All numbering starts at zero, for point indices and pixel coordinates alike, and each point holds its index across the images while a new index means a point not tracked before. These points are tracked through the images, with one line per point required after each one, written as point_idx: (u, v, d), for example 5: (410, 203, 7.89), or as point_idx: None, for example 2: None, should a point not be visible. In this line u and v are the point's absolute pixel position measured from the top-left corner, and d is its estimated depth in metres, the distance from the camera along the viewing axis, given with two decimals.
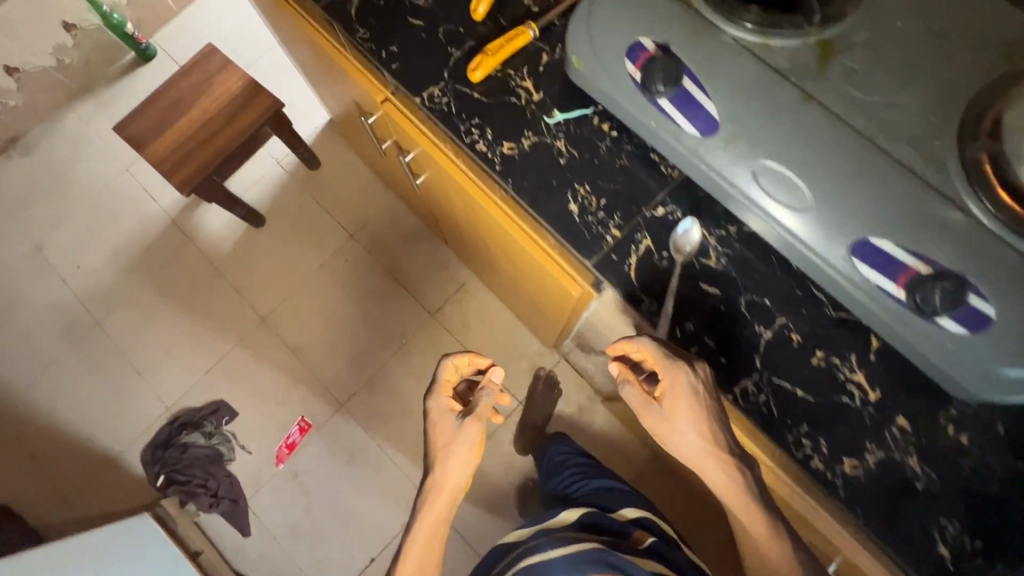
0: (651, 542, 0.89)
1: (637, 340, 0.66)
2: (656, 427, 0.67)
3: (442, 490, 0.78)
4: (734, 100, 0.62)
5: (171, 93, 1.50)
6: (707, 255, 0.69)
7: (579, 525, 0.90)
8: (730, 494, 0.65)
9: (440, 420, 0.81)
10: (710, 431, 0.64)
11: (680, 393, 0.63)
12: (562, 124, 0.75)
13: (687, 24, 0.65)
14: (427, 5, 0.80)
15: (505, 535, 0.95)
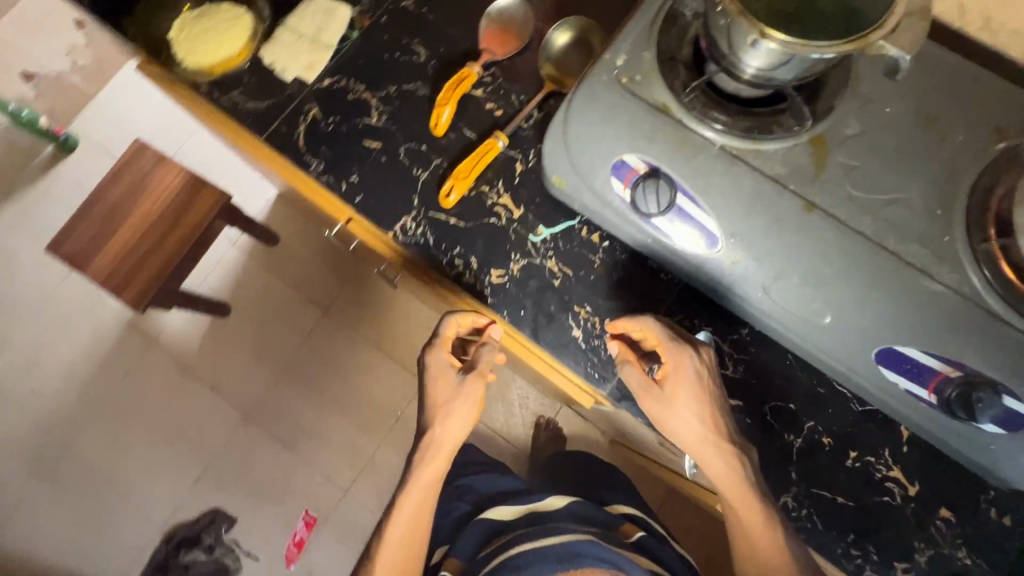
0: (640, 536, 0.85)
1: (642, 319, 0.61)
2: (655, 413, 0.61)
3: (439, 446, 0.68)
4: (734, 216, 0.59)
5: (102, 201, 1.36)
6: (723, 365, 0.66)
7: (568, 510, 0.84)
8: (728, 488, 0.60)
9: (439, 377, 0.68)
10: (710, 415, 0.60)
11: (685, 373, 0.60)
12: (550, 241, 0.70)
13: (673, 135, 0.59)
14: (381, 124, 0.74)
15: (488, 512, 0.88)
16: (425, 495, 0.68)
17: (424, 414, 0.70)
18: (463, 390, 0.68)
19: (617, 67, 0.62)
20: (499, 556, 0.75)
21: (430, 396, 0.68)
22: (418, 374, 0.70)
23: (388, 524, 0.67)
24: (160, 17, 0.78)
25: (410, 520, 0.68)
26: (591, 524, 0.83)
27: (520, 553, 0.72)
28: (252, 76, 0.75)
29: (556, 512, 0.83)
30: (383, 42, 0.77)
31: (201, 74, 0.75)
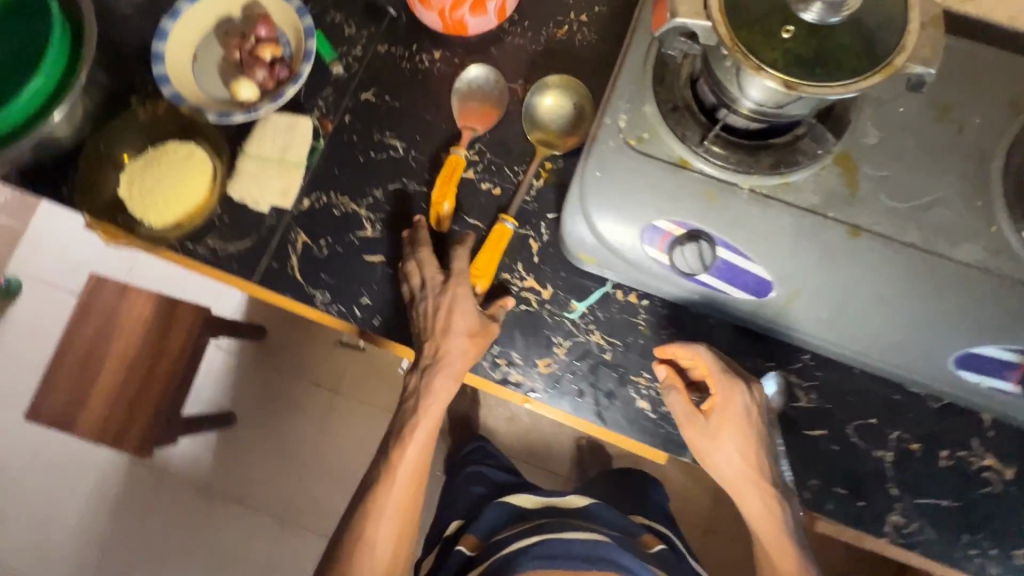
0: (660, 549, 0.85)
1: (695, 347, 0.60)
2: (698, 443, 0.61)
3: (445, 371, 0.63)
4: (781, 258, 0.56)
5: (77, 349, 1.29)
6: (796, 398, 0.64)
7: (590, 510, 0.86)
8: (761, 517, 0.62)
9: (457, 301, 0.63)
10: (752, 452, 0.61)
11: (734, 410, 0.59)
12: (588, 315, 0.66)
13: (698, 189, 0.57)
14: (378, 234, 0.69)
15: (511, 497, 0.91)
16: (428, 432, 0.68)
17: (429, 332, 0.64)
18: (479, 334, 0.63)
19: (622, 129, 0.58)
20: (521, 539, 0.78)
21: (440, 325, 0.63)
22: (424, 298, 0.64)
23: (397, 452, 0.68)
24: (104, 173, 0.70)
25: (423, 441, 0.68)
26: (613, 529, 0.84)
27: (543, 542, 0.75)
28: (224, 217, 0.69)
29: (578, 511, 0.86)
30: (354, 144, 0.71)
31: (170, 229, 0.68)
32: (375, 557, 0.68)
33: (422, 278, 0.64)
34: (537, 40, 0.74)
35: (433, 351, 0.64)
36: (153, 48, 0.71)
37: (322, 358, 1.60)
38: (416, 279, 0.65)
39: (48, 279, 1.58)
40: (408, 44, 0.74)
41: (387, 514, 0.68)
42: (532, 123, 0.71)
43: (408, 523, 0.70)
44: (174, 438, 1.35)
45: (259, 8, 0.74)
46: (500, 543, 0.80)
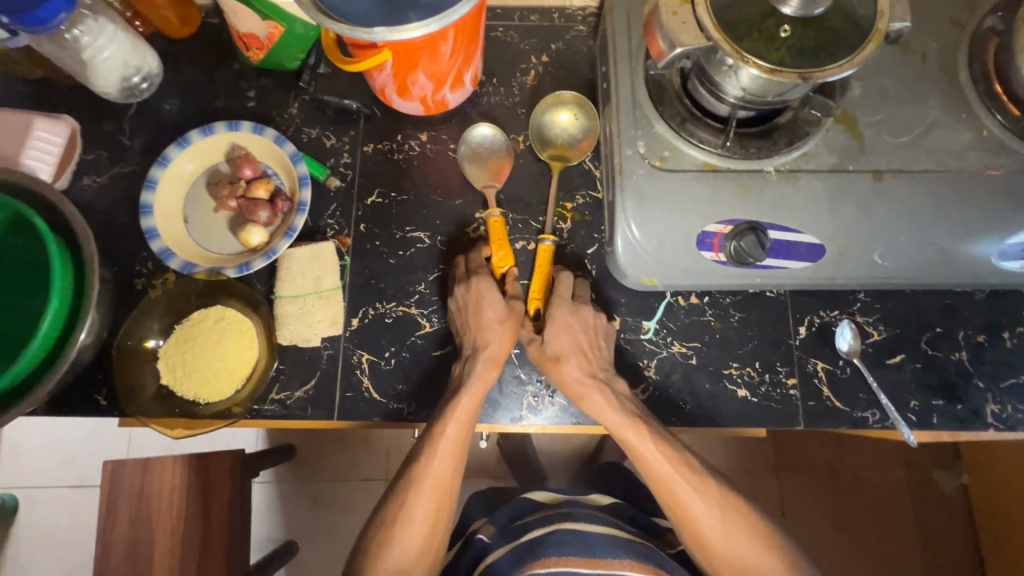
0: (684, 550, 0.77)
1: (562, 274, 0.67)
2: (570, 388, 0.63)
3: (484, 356, 0.63)
4: (825, 221, 0.60)
5: (114, 548, 1.06)
6: (870, 334, 0.68)
7: (617, 507, 0.79)
8: (670, 486, 0.60)
9: (482, 296, 0.64)
10: (581, 350, 0.64)
11: (564, 317, 0.64)
12: (662, 330, 0.68)
13: (733, 185, 0.60)
14: (437, 325, 0.69)
15: (531, 491, 0.80)
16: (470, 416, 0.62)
17: (465, 324, 0.65)
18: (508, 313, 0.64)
19: (644, 155, 0.61)
20: (540, 528, 0.70)
21: (475, 317, 0.64)
22: (455, 290, 0.66)
23: (431, 447, 0.61)
24: (143, 369, 0.67)
25: (459, 427, 0.61)
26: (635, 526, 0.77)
27: (566, 535, 0.67)
28: (282, 364, 0.67)
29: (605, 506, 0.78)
30: (380, 249, 0.71)
31: (239, 390, 0.66)
32: (412, 534, 0.60)
33: (463, 271, 0.68)
34: (512, 92, 0.76)
35: (472, 340, 0.64)
36: (143, 226, 0.68)
37: (353, 459, 1.48)
38: (456, 278, 0.67)
39: (42, 482, 1.39)
40: (392, 136, 0.75)
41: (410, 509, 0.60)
42: (537, 140, 0.73)
43: (440, 515, 0.61)
44: None
45: (236, 151, 0.72)
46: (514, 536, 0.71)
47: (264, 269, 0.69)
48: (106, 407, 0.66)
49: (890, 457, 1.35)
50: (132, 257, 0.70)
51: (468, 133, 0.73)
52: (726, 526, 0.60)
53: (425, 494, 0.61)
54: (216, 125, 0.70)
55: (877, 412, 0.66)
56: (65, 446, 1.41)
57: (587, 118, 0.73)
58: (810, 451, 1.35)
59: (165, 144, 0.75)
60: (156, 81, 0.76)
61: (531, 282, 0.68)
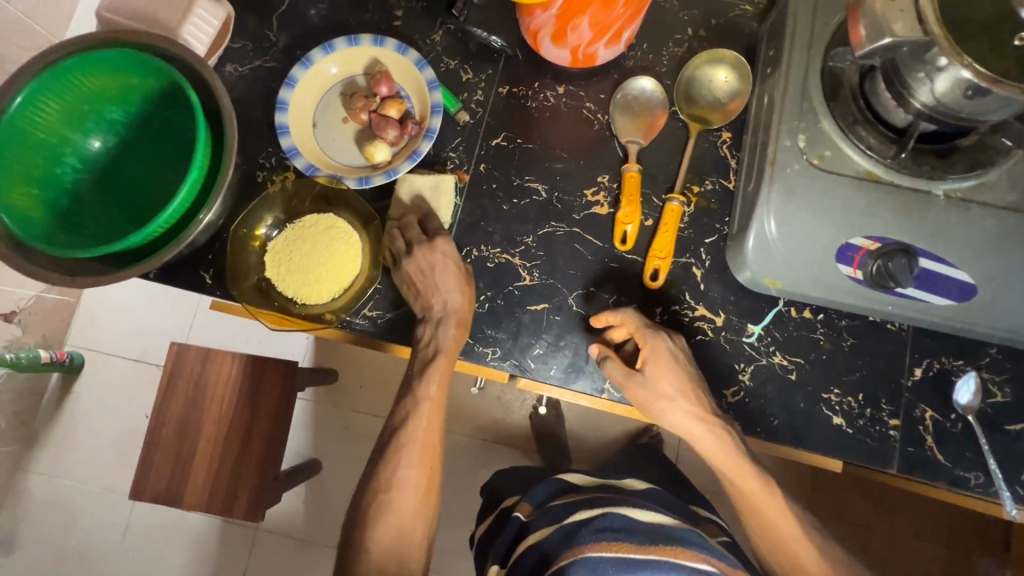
0: (726, 538, 0.76)
1: (621, 313, 0.64)
2: (654, 411, 0.63)
3: (453, 320, 0.64)
4: (987, 261, 0.55)
5: (169, 418, 1.13)
6: (993, 393, 0.63)
7: (654, 495, 0.78)
8: (743, 488, 0.64)
9: (434, 260, 0.64)
10: (691, 387, 0.61)
11: (664, 357, 0.61)
12: (767, 338, 0.65)
13: (893, 202, 0.55)
14: (537, 280, 0.68)
15: (565, 473, 0.80)
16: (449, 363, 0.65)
17: (423, 289, 0.64)
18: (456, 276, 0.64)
19: (803, 150, 0.57)
20: (581, 513, 0.65)
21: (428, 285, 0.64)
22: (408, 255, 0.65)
23: (423, 378, 0.65)
24: (252, 257, 0.69)
25: (439, 375, 0.65)
26: (678, 512, 0.77)
27: (617, 519, 0.63)
28: (380, 285, 0.68)
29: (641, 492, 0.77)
30: (495, 192, 0.70)
31: (335, 298, 0.67)
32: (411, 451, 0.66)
33: (416, 232, 0.66)
34: (660, 61, 0.72)
35: (438, 305, 0.63)
36: (277, 122, 0.69)
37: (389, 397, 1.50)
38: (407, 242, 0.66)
39: (111, 349, 1.49)
40: (528, 82, 0.73)
41: (421, 434, 0.66)
42: (683, 100, 0.70)
43: (433, 440, 0.67)
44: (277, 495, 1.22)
45: (375, 67, 0.72)
46: (560, 509, 0.69)
47: (380, 188, 0.69)
48: (211, 284, 0.68)
49: (934, 528, 1.28)
50: (259, 149, 0.71)
51: (630, 80, 0.70)
52: (791, 530, 0.64)
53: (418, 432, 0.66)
54: (363, 36, 0.70)
55: (981, 475, 0.61)
56: (136, 321, 1.49)
57: (742, 81, 0.69)
58: (850, 505, 1.29)
59: (307, 46, 0.75)
60: None
61: (654, 239, 0.66)
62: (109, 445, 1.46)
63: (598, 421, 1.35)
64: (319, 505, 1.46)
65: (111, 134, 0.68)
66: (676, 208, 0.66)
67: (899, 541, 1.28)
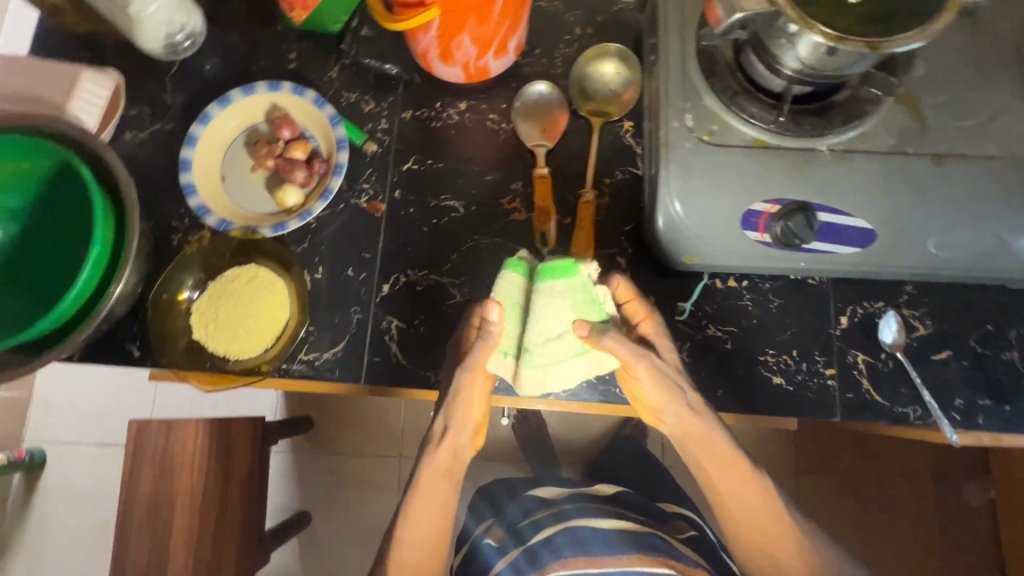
0: (693, 533, 0.77)
1: (614, 281, 0.63)
2: (651, 397, 0.59)
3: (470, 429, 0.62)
4: (880, 205, 0.57)
5: (138, 501, 1.03)
6: (915, 327, 0.66)
7: (620, 497, 0.81)
8: (742, 497, 0.61)
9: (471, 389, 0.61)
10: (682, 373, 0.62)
11: (662, 338, 0.62)
12: (698, 313, 0.67)
13: (784, 163, 0.58)
14: (467, 295, 0.68)
15: (534, 489, 0.83)
16: (471, 424, 0.62)
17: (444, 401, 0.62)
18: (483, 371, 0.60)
19: (692, 128, 0.59)
20: (542, 532, 0.70)
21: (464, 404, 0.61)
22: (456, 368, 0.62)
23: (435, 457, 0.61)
24: (177, 322, 0.68)
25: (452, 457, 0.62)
26: (642, 513, 0.79)
27: (567, 533, 0.67)
28: (312, 326, 0.67)
29: (609, 496, 0.80)
30: (413, 216, 0.70)
31: (268, 349, 0.66)
32: (422, 525, 0.61)
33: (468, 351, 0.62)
34: (555, 64, 0.74)
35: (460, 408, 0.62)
36: (182, 182, 0.68)
37: (368, 437, 1.47)
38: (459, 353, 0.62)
39: (71, 438, 1.43)
40: (430, 103, 0.74)
41: (426, 505, 0.61)
42: (580, 98, 0.72)
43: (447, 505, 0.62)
44: (261, 557, 1.17)
45: (275, 111, 0.72)
46: (529, 529, 0.72)
47: (299, 231, 0.69)
48: (139, 358, 0.66)
49: (917, 464, 1.32)
50: (169, 211, 0.70)
51: (527, 87, 0.72)
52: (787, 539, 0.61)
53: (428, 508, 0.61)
54: (257, 84, 0.70)
55: (919, 408, 0.64)
56: (94, 404, 1.44)
57: (631, 72, 0.71)
58: (833, 456, 1.32)
59: (205, 102, 0.75)
60: (199, 40, 0.76)
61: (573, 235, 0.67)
62: (83, 538, 1.40)
63: (578, 421, 1.35)
64: (315, 557, 1.42)
65: (12, 223, 0.67)
66: (589, 203, 0.68)
67: (887, 482, 1.31)
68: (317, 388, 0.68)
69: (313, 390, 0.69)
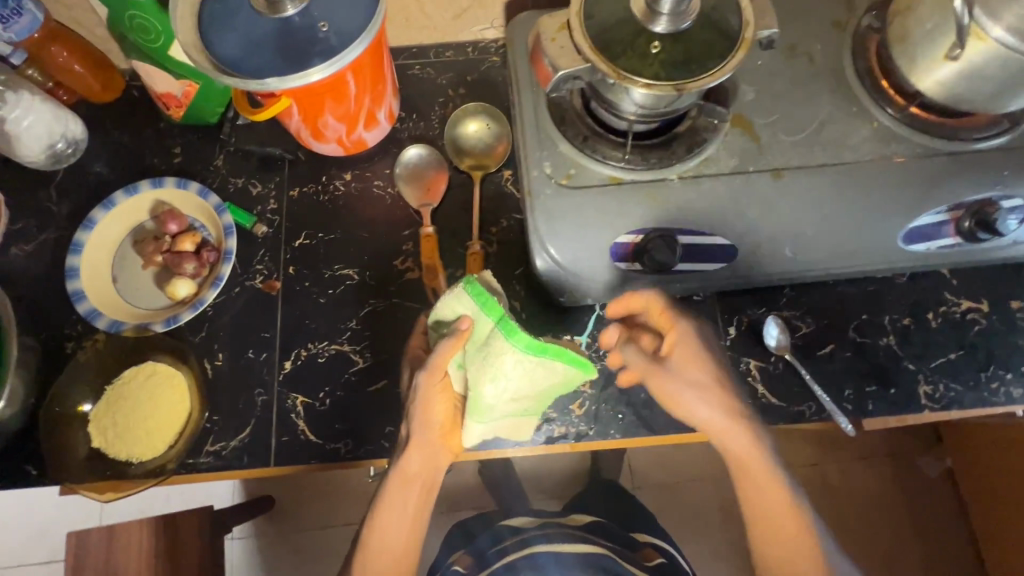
0: (660, 562, 0.82)
1: (647, 296, 0.62)
2: (673, 407, 0.62)
3: (435, 438, 0.61)
4: (732, 223, 0.62)
5: None
6: (798, 327, 0.69)
7: (592, 524, 0.88)
8: (773, 527, 0.61)
9: (429, 398, 0.60)
10: (718, 383, 0.61)
11: (693, 353, 0.61)
12: (594, 344, 0.69)
13: (638, 196, 0.61)
14: (369, 359, 0.69)
15: (507, 519, 0.89)
16: (439, 435, 0.61)
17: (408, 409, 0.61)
18: (441, 371, 0.58)
19: (550, 175, 0.62)
20: (507, 556, 0.81)
21: (425, 413, 0.60)
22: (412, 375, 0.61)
23: (402, 461, 0.62)
24: (76, 432, 0.67)
25: (423, 462, 0.62)
26: (613, 540, 0.85)
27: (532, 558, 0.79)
28: (215, 416, 0.66)
29: (581, 523, 0.87)
30: (309, 289, 0.71)
31: (171, 446, 0.65)
32: (387, 536, 0.62)
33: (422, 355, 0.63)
34: (432, 125, 0.78)
35: (425, 416, 0.60)
36: (69, 290, 0.68)
37: (331, 508, 1.41)
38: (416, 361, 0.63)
39: (10, 560, 1.34)
40: (317, 178, 0.76)
41: (392, 515, 0.62)
42: (458, 154, 0.75)
43: (416, 516, 0.64)
44: None
45: (161, 207, 0.73)
46: (498, 553, 0.82)
47: (195, 321, 0.70)
48: (36, 476, 0.64)
49: (872, 445, 1.34)
50: (60, 320, 0.70)
51: (404, 151, 0.76)
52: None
53: (395, 517, 0.62)
54: (139, 184, 0.72)
55: (813, 404, 0.67)
56: (32, 520, 1.36)
57: (501, 126, 0.76)
58: (792, 450, 1.34)
59: (91, 206, 0.75)
60: (81, 146, 0.77)
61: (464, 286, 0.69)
62: None
63: (541, 458, 1.33)
64: None
65: None
66: (477, 253, 0.70)
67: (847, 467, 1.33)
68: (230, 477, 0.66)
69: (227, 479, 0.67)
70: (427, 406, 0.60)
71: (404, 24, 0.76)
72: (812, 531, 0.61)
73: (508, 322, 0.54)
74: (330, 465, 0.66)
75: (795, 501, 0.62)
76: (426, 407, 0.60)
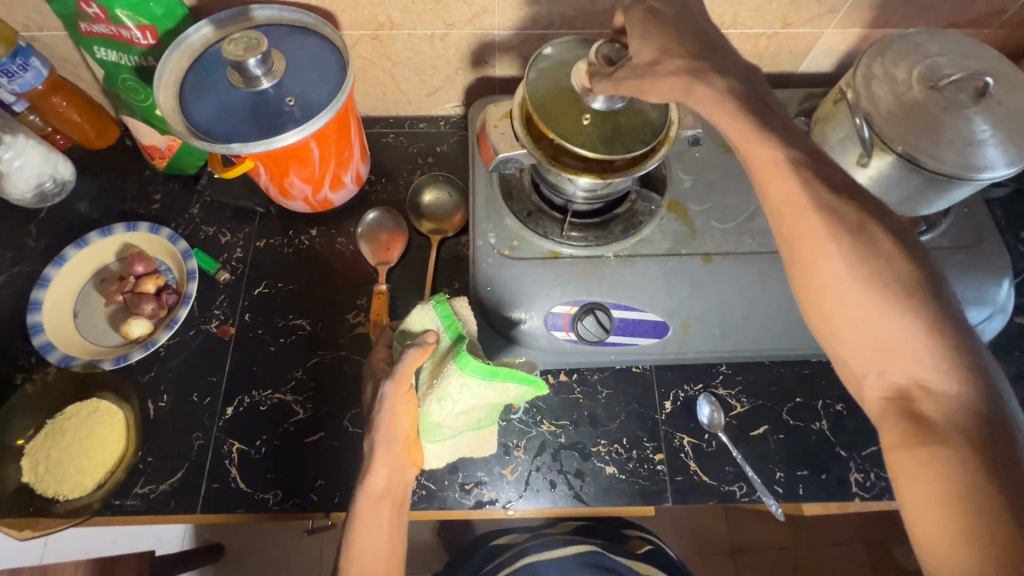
0: (649, 549, 0.83)
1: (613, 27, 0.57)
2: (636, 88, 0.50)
3: (401, 450, 0.57)
4: (663, 303, 0.65)
5: None
6: (733, 406, 0.71)
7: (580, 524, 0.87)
8: (808, 264, 0.46)
9: (397, 407, 0.56)
10: (664, 47, 0.49)
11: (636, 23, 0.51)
12: (532, 411, 0.70)
13: (575, 270, 0.65)
14: (309, 411, 0.70)
15: (498, 537, 0.90)
16: (404, 447, 0.57)
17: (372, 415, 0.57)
18: (409, 380, 0.56)
19: (494, 244, 0.66)
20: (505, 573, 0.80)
21: (393, 424, 0.56)
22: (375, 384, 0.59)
23: (371, 475, 0.56)
24: (9, 464, 0.67)
25: (395, 476, 0.57)
26: (600, 536, 0.85)
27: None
28: (148, 457, 0.67)
29: (568, 526, 0.87)
30: (262, 337, 0.74)
31: (101, 484, 0.66)
32: (367, 562, 0.55)
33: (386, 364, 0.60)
34: (398, 189, 0.83)
35: (388, 426, 0.56)
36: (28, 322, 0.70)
37: (280, 559, 1.29)
38: (373, 376, 0.60)
39: None
40: (284, 231, 0.80)
41: (365, 533, 0.56)
42: (418, 216, 0.80)
43: (396, 538, 0.57)
44: None
45: (130, 249, 0.77)
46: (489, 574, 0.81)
47: (146, 361, 0.72)
48: None
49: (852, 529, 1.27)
50: (15, 350, 0.72)
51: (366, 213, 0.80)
52: (908, 344, 0.42)
53: (370, 542, 0.55)
54: (114, 226, 0.76)
55: (743, 485, 0.67)
56: None
57: (461, 193, 0.80)
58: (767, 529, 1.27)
59: (66, 243, 0.79)
60: (68, 186, 0.82)
61: None
62: None
63: None
64: None
65: None
66: None
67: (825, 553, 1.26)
68: (155, 522, 0.66)
69: (152, 523, 0.66)
70: (396, 416, 0.56)
71: (380, 98, 0.83)
72: (868, 256, 0.43)
73: (461, 350, 0.56)
74: (263, 513, 0.65)
75: (815, 197, 0.45)
76: (394, 416, 0.56)
